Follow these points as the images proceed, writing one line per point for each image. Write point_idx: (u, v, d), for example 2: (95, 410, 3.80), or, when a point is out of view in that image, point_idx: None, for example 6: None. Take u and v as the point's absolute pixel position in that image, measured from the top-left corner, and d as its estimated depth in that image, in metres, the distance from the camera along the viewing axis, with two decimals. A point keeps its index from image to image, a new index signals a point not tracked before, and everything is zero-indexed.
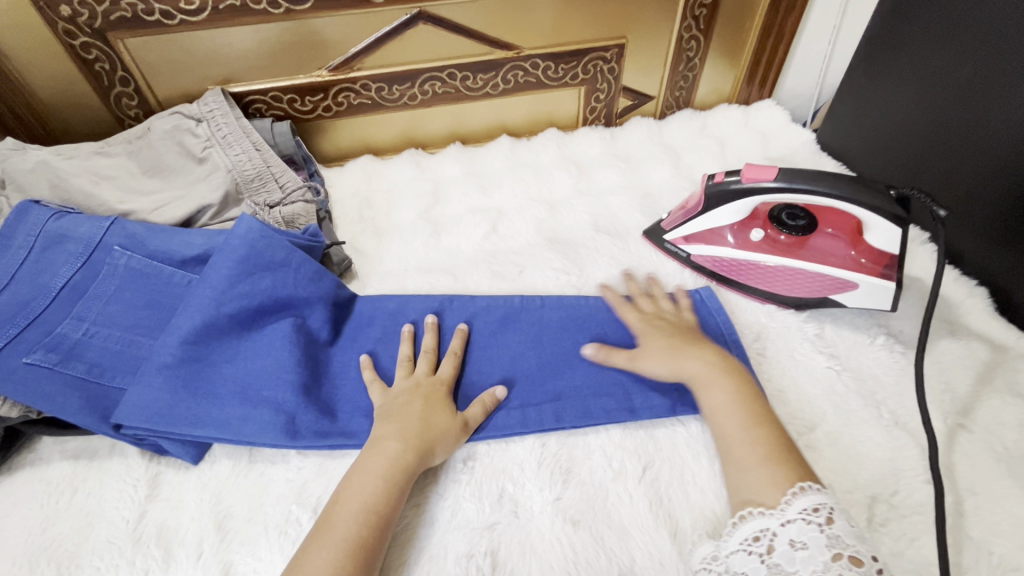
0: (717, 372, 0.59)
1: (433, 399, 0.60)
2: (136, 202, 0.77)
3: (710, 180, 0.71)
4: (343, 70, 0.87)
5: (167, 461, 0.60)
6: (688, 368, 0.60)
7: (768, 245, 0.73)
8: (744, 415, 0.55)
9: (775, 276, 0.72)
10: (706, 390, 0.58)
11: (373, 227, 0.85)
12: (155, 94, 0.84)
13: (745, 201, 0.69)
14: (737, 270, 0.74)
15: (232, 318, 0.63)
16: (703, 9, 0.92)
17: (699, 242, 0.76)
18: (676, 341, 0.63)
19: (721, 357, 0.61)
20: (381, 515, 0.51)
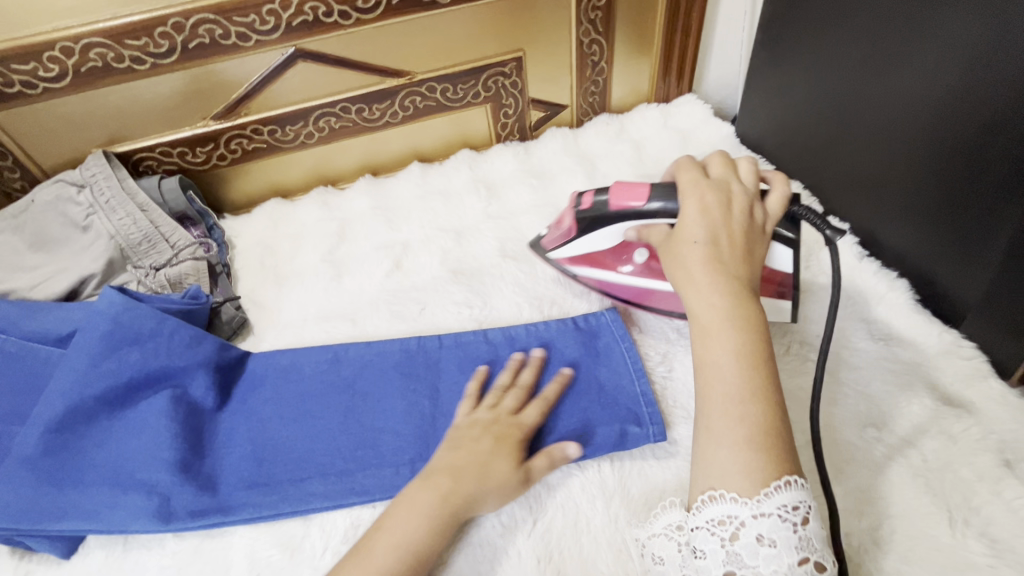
0: (733, 317, 0.45)
1: (503, 444, 0.54)
2: (17, 280, 0.74)
3: (580, 203, 0.64)
4: (229, 117, 0.84)
5: (38, 558, 0.57)
6: (695, 303, 0.47)
7: (655, 268, 0.66)
8: (736, 382, 0.43)
9: (669, 301, 0.66)
10: (703, 337, 0.46)
11: (275, 275, 0.83)
12: (38, 164, 0.82)
13: (619, 227, 0.62)
14: (626, 293, 0.69)
15: (100, 399, 0.60)
16: (599, 11, 0.88)
17: (585, 263, 0.70)
18: (690, 267, 0.49)
19: (741, 291, 0.47)
20: (420, 555, 0.48)
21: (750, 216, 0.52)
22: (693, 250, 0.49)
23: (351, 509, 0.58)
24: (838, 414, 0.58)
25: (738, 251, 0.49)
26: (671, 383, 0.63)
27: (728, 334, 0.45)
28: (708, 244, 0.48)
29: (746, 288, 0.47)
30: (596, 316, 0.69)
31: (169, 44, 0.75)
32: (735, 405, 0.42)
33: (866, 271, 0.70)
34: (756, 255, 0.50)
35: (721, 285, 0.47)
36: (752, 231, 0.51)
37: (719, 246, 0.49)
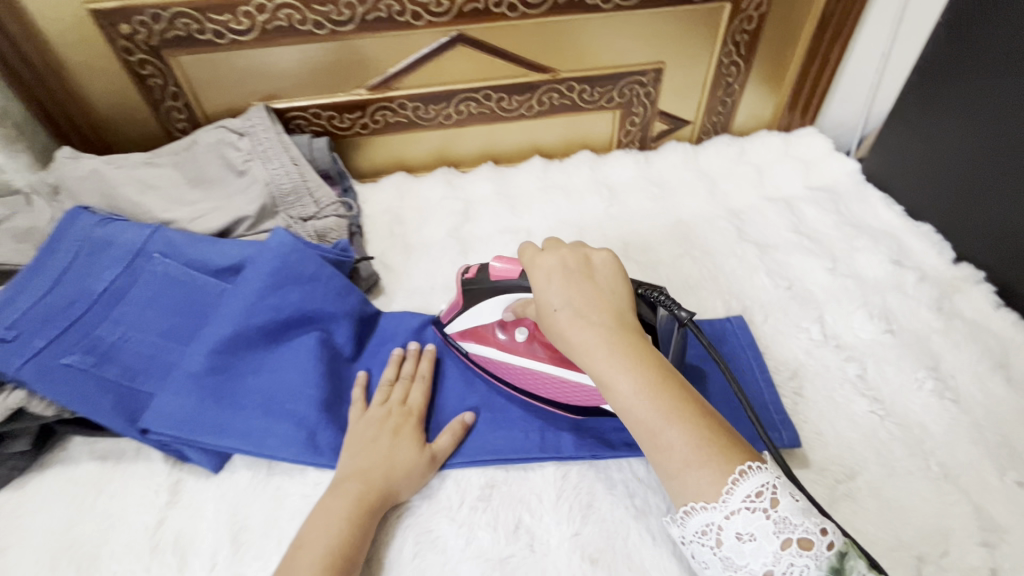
0: (614, 361, 0.44)
1: (402, 434, 0.58)
2: (178, 212, 0.80)
3: (466, 273, 0.60)
4: (382, 89, 0.89)
5: (189, 468, 0.61)
6: (587, 366, 0.46)
7: (538, 345, 0.62)
8: (647, 417, 0.43)
9: (550, 386, 0.61)
10: (607, 390, 0.45)
11: (402, 243, 0.86)
12: (202, 109, 0.87)
13: (491, 302, 0.59)
14: (513, 374, 0.63)
15: (261, 330, 0.64)
16: (745, 34, 0.90)
17: (470, 338, 0.65)
18: (563, 330, 0.48)
19: (617, 329, 0.46)
20: (347, 556, 0.49)
21: (592, 265, 0.51)
22: (557, 319, 0.48)
23: (485, 468, 0.60)
24: (981, 454, 0.58)
25: (595, 298, 0.48)
26: (802, 398, 0.64)
27: (620, 378, 0.44)
28: (568, 309, 0.48)
29: (618, 325, 0.47)
30: (723, 321, 0.70)
31: (350, 14, 0.80)
32: (659, 436, 0.42)
33: (1002, 321, 0.70)
34: (617, 297, 0.49)
35: (594, 333, 0.46)
36: (598, 276, 0.51)
37: (580, 303, 0.48)
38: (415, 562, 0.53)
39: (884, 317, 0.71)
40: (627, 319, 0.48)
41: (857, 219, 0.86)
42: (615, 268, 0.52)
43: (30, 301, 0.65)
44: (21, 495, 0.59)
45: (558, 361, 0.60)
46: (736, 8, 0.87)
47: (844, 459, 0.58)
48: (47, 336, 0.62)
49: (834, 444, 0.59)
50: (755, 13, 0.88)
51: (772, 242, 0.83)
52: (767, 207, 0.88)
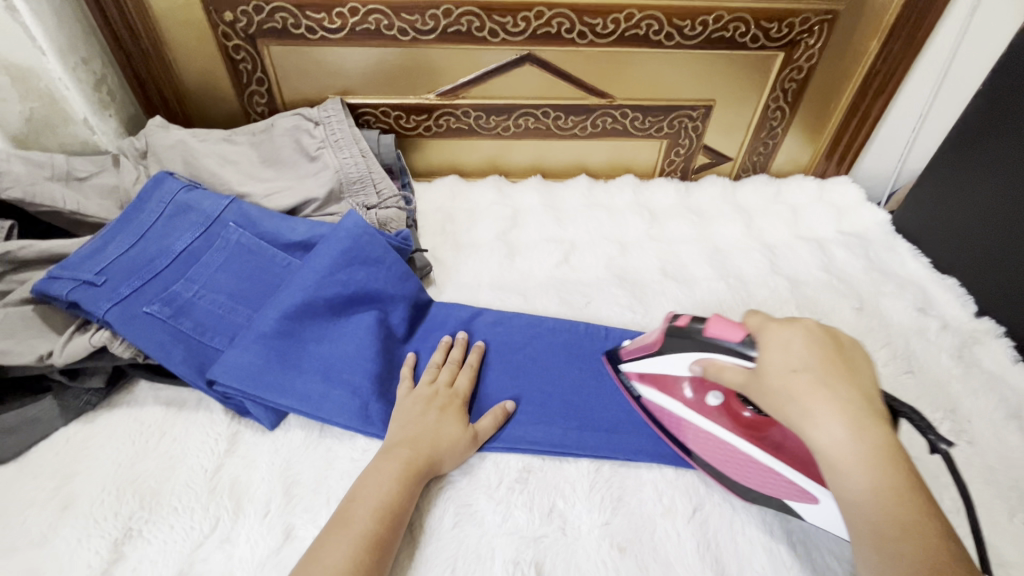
0: (860, 450, 0.43)
1: (448, 411, 0.62)
2: (252, 187, 0.86)
3: (674, 320, 0.60)
4: (449, 97, 0.95)
5: (246, 422, 0.65)
6: (816, 441, 0.45)
7: (727, 416, 0.60)
8: (879, 518, 0.41)
9: (728, 461, 0.59)
10: (834, 474, 0.44)
11: (453, 240, 0.91)
12: (282, 96, 0.95)
13: (694, 355, 0.57)
14: (687, 434, 0.62)
15: (327, 303, 0.69)
16: (794, 83, 0.96)
17: (653, 384, 0.64)
18: (791, 400, 0.46)
19: (867, 416, 0.44)
20: (395, 513, 0.53)
21: (840, 344, 0.48)
22: (794, 382, 0.46)
23: (523, 454, 0.63)
24: (991, 494, 0.61)
25: (852, 385, 0.45)
26: None
27: (855, 471, 0.43)
28: (810, 375, 0.46)
29: (868, 412, 0.44)
30: None
31: (434, 25, 0.86)
32: (889, 538, 0.41)
33: (1018, 375, 0.74)
34: (866, 385, 0.46)
35: (838, 415, 0.44)
36: (847, 354, 0.48)
37: (825, 377, 0.45)
38: (455, 531, 0.56)
39: (906, 358, 0.75)
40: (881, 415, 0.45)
41: (884, 266, 0.91)
42: (862, 348, 0.49)
43: (116, 252, 0.70)
44: (90, 427, 0.64)
45: (747, 437, 0.58)
46: (789, 58, 0.93)
47: None
48: (131, 286, 0.67)
49: None
50: (806, 64, 0.94)
51: (803, 278, 0.87)
52: (800, 246, 0.93)
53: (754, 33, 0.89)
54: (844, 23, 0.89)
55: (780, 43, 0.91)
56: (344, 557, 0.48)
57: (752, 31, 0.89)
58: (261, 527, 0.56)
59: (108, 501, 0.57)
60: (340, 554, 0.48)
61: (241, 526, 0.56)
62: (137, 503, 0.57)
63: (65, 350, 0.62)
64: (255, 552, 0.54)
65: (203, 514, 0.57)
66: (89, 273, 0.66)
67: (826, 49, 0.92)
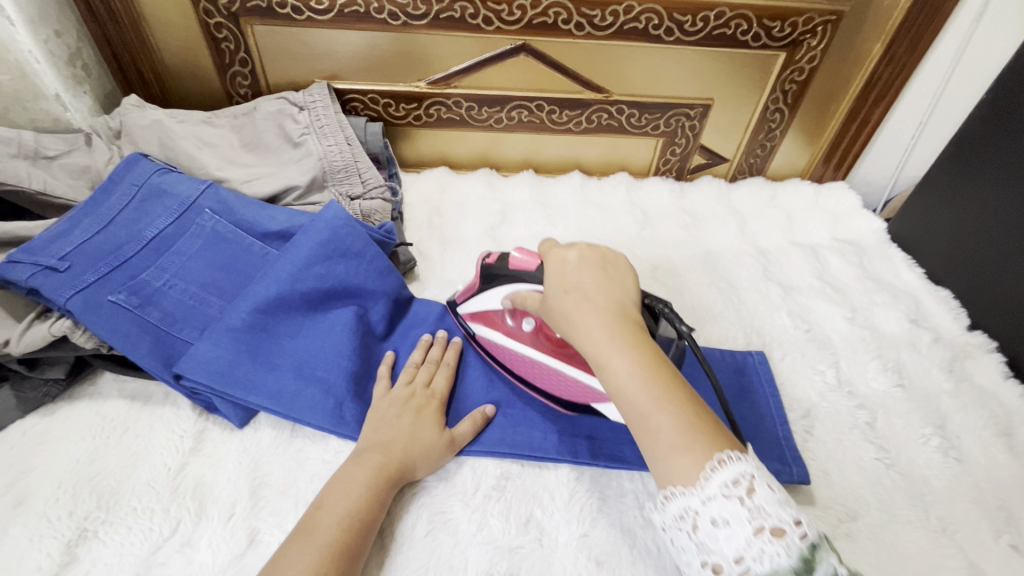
0: (616, 343, 0.47)
1: (423, 414, 0.60)
2: (231, 172, 0.82)
3: (486, 259, 0.64)
4: (440, 85, 0.92)
5: (215, 420, 0.62)
6: (582, 344, 0.49)
7: (541, 339, 0.63)
8: (640, 397, 0.44)
9: (548, 377, 0.63)
10: (602, 370, 0.47)
11: (439, 235, 0.89)
12: (265, 79, 0.91)
13: (502, 290, 0.61)
14: (518, 364, 0.65)
15: (303, 297, 0.66)
16: (794, 84, 0.93)
17: (481, 319, 0.67)
18: (568, 312, 0.50)
19: (618, 315, 0.49)
20: (362, 522, 0.51)
21: (605, 258, 0.54)
22: (566, 299, 0.51)
23: (502, 460, 0.61)
24: (978, 514, 0.60)
25: (609, 291, 0.51)
26: (812, 437, 0.66)
27: (616, 360, 0.46)
28: (576, 292, 0.51)
29: (619, 308, 0.49)
30: (743, 355, 0.72)
31: (426, 10, 0.83)
32: (647, 416, 0.44)
33: (1009, 392, 0.73)
34: (626, 292, 0.52)
35: (597, 313, 0.49)
36: (610, 267, 0.54)
37: (591, 289, 0.51)
38: (427, 540, 0.54)
39: (897, 371, 0.74)
40: (632, 308, 0.50)
41: (878, 275, 0.89)
42: (629, 266, 0.55)
43: (82, 237, 0.66)
44: (49, 421, 0.61)
45: (555, 355, 0.62)
46: (790, 59, 0.90)
47: (847, 500, 0.60)
48: (96, 272, 0.64)
49: (839, 485, 0.62)
50: (807, 65, 0.91)
51: (794, 285, 0.86)
52: (794, 251, 0.91)
53: (756, 31, 0.87)
54: (847, 25, 0.87)
55: (782, 43, 0.88)
56: (305, 568, 0.46)
57: (754, 29, 0.86)
58: (224, 531, 0.53)
59: (63, 498, 0.54)
60: (301, 566, 0.46)
61: (203, 529, 0.54)
62: (94, 502, 0.54)
63: (23, 340, 0.59)
64: (217, 557, 0.52)
65: (163, 515, 0.54)
66: (52, 258, 0.63)
67: (828, 51, 0.90)
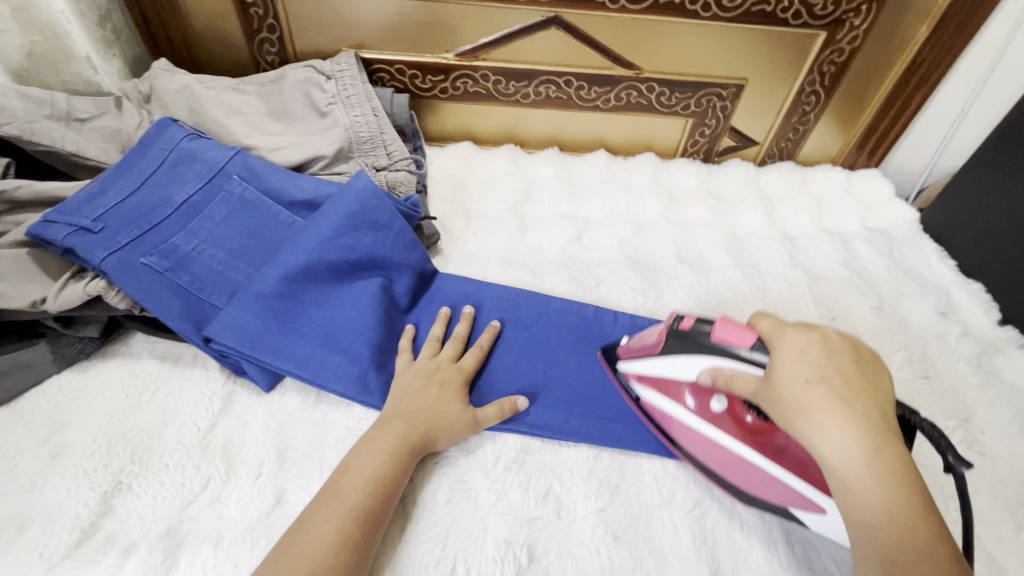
0: (872, 472, 0.41)
1: (447, 387, 0.60)
2: (258, 140, 0.83)
3: (677, 322, 0.55)
4: (468, 57, 0.91)
5: (242, 383, 0.64)
6: (825, 454, 0.42)
7: (730, 421, 0.56)
8: (887, 539, 0.40)
9: (733, 465, 0.56)
10: (846, 493, 0.42)
11: (463, 210, 0.89)
12: (292, 46, 0.91)
13: (698, 361, 0.53)
14: (698, 445, 0.58)
15: (331, 267, 0.67)
16: (832, 66, 0.90)
17: (652, 385, 0.60)
18: (807, 414, 0.43)
19: (879, 435, 0.42)
20: (386, 488, 0.52)
21: (859, 352, 0.46)
22: (809, 393, 0.43)
23: (522, 434, 0.62)
24: (998, 508, 0.59)
25: (871, 400, 0.43)
26: None
27: (870, 493, 0.41)
28: (829, 389, 0.43)
29: (884, 429, 0.42)
30: None
31: None
32: (907, 568, 0.38)
33: None
34: (882, 398, 0.44)
35: (853, 428, 0.42)
36: (865, 363, 0.46)
37: (842, 392, 0.43)
38: (447, 507, 0.55)
39: (922, 363, 0.73)
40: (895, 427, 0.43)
41: (908, 266, 0.87)
42: (881, 360, 0.47)
43: (115, 199, 0.67)
44: (83, 377, 0.62)
45: (749, 444, 0.55)
46: (830, 38, 0.87)
47: None
48: (129, 235, 0.65)
49: None
50: (848, 46, 0.88)
51: (822, 273, 0.84)
52: (822, 239, 0.89)
53: (797, 9, 0.83)
54: (893, 5, 0.83)
55: (823, 22, 0.85)
56: (330, 528, 0.47)
57: (795, 7, 0.83)
58: (253, 490, 0.55)
59: (99, 453, 0.56)
60: (326, 525, 0.47)
61: (233, 488, 0.55)
62: (129, 457, 0.56)
63: (60, 298, 0.60)
64: (245, 514, 0.53)
65: (194, 472, 0.56)
66: (86, 219, 0.64)
67: (871, 32, 0.86)
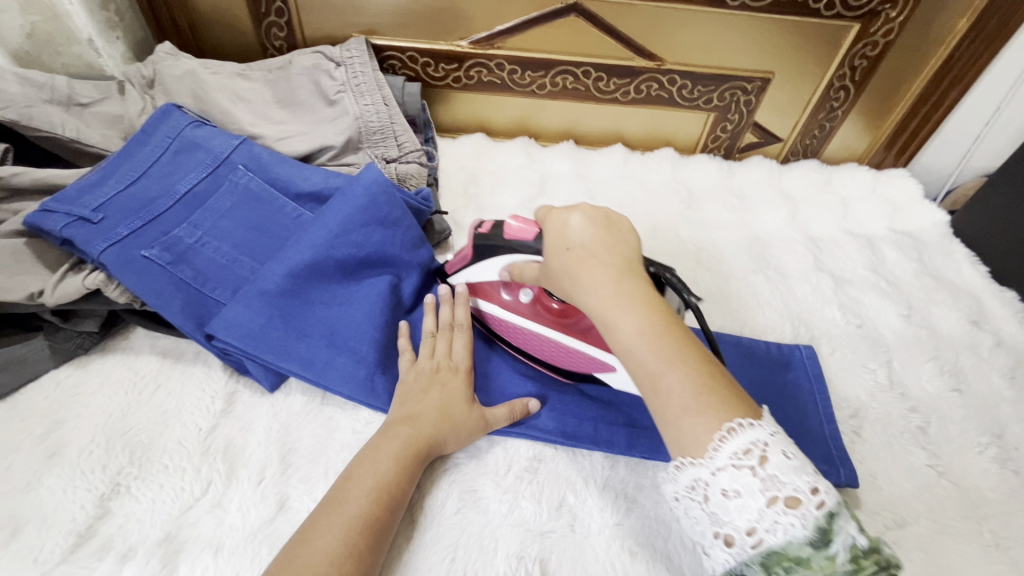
0: (623, 301, 0.44)
1: (453, 387, 0.57)
2: (265, 128, 0.80)
3: (478, 229, 0.59)
4: (483, 45, 0.87)
5: (245, 382, 0.62)
6: (587, 304, 0.46)
7: (540, 310, 0.63)
8: (648, 359, 0.41)
9: (548, 349, 0.63)
10: (608, 330, 0.44)
11: (475, 204, 0.86)
12: (302, 31, 0.88)
13: (497, 262, 0.59)
14: (509, 333, 0.65)
15: (338, 263, 0.64)
16: (864, 60, 0.86)
17: (474, 291, 0.65)
18: (574, 272, 0.47)
19: (623, 274, 0.45)
20: (391, 495, 0.49)
21: (609, 216, 0.50)
22: (570, 259, 0.47)
23: (535, 442, 0.59)
24: None
25: (617, 250, 0.47)
26: (860, 438, 0.63)
27: (624, 320, 0.43)
28: (581, 252, 0.47)
29: (629, 270, 0.46)
30: (791, 348, 0.68)
31: None
32: (659, 379, 0.41)
33: None
34: (629, 249, 0.49)
35: (604, 274, 0.45)
36: (616, 227, 0.50)
37: (595, 246, 0.47)
38: (457, 518, 0.53)
39: (954, 374, 0.70)
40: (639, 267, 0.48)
41: (937, 271, 0.84)
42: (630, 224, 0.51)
43: (115, 188, 0.65)
44: (82, 373, 0.60)
45: (555, 326, 0.61)
46: (863, 31, 0.83)
47: (896, 507, 0.58)
48: (129, 226, 0.62)
49: (887, 491, 0.59)
50: (882, 39, 0.84)
51: (847, 277, 0.81)
52: (847, 241, 0.86)
53: None
54: None
55: (858, 13, 0.81)
56: (334, 538, 0.45)
57: None
58: (254, 495, 0.53)
59: (97, 453, 0.54)
60: (330, 535, 0.45)
61: (234, 492, 0.53)
62: (127, 457, 0.54)
63: (58, 291, 0.58)
64: (246, 520, 0.51)
65: (194, 475, 0.54)
66: (85, 209, 0.61)
67: (907, 24, 0.82)
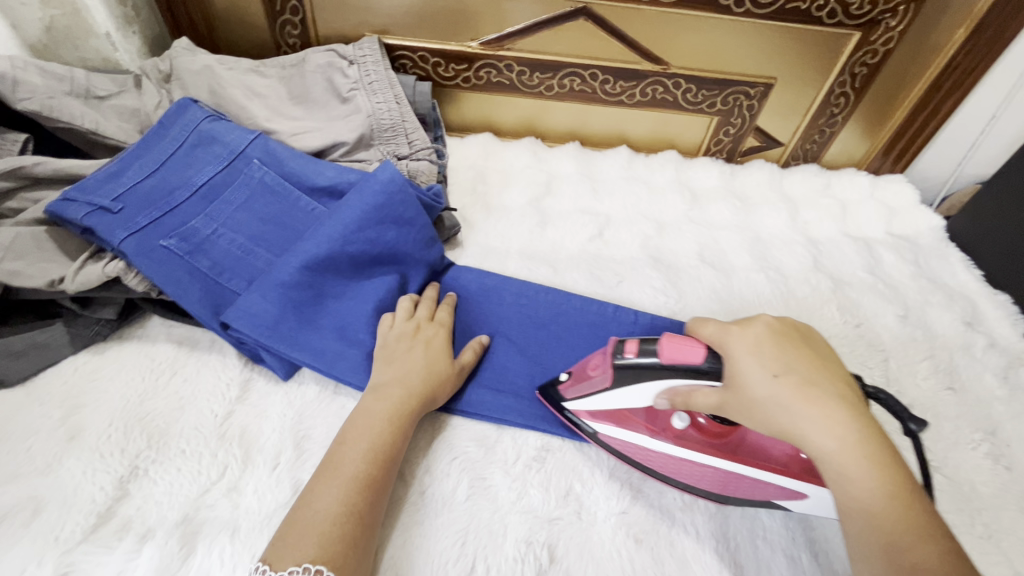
0: (861, 453, 0.41)
1: (433, 345, 0.61)
2: (279, 124, 0.81)
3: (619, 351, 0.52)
4: (493, 46, 0.89)
5: (260, 370, 0.63)
6: (817, 447, 0.42)
7: (693, 434, 0.55)
8: (883, 523, 0.39)
9: (707, 478, 0.54)
10: (843, 483, 0.41)
11: (484, 202, 0.87)
12: (315, 30, 0.89)
13: (654, 388, 0.51)
14: (659, 466, 0.56)
15: (352, 258, 0.66)
16: (864, 67, 0.89)
17: (610, 419, 0.57)
18: (783, 404, 0.43)
19: (855, 412, 0.42)
20: (386, 456, 0.51)
21: (798, 331, 0.48)
22: (780, 388, 0.43)
23: (542, 433, 0.61)
24: None
25: (837, 384, 0.44)
26: None
27: (867, 476, 0.40)
28: (794, 378, 0.43)
29: (860, 410, 0.43)
30: None
31: None
32: (913, 547, 0.38)
33: None
34: (841, 375, 0.45)
35: (833, 413, 0.42)
36: (814, 346, 0.47)
37: (809, 376, 0.44)
38: (467, 504, 0.55)
39: (948, 374, 0.72)
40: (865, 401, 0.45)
41: (933, 275, 0.86)
42: (822, 339, 0.49)
43: (134, 179, 0.66)
44: (100, 359, 0.62)
45: (718, 453, 0.53)
46: (864, 39, 0.85)
47: None
48: (149, 216, 0.64)
49: None
50: (881, 48, 0.86)
51: (846, 278, 0.83)
52: (846, 244, 0.88)
53: (832, 8, 0.81)
54: (931, 7, 0.81)
55: (859, 22, 0.83)
56: (332, 502, 0.46)
57: (831, 5, 0.81)
58: (270, 481, 0.54)
59: (116, 437, 0.55)
60: (329, 498, 0.47)
61: (250, 477, 0.54)
62: (146, 441, 0.56)
63: (78, 278, 0.59)
64: (263, 504, 0.52)
65: (212, 460, 0.55)
66: (106, 199, 0.63)
67: (907, 33, 0.84)
